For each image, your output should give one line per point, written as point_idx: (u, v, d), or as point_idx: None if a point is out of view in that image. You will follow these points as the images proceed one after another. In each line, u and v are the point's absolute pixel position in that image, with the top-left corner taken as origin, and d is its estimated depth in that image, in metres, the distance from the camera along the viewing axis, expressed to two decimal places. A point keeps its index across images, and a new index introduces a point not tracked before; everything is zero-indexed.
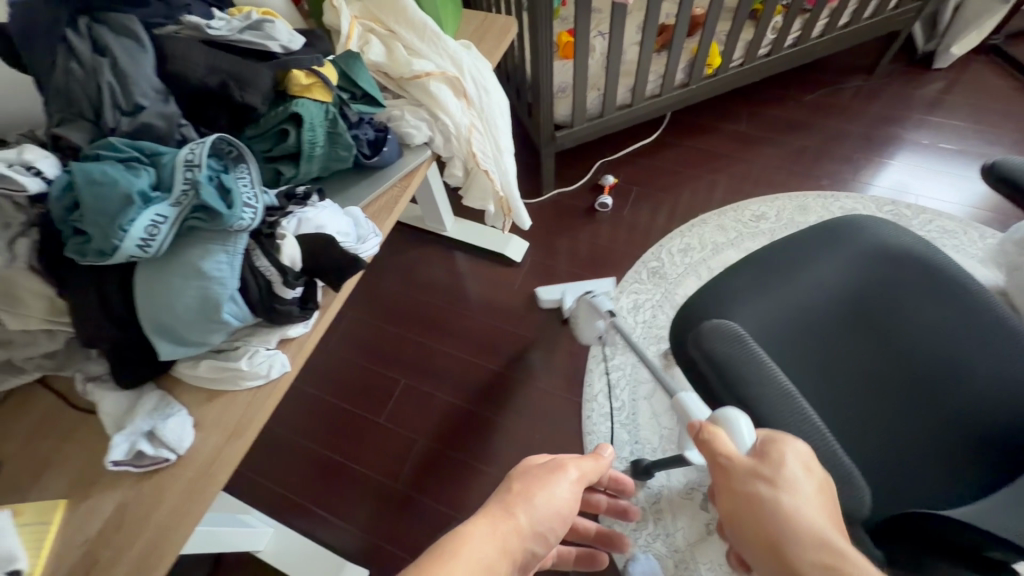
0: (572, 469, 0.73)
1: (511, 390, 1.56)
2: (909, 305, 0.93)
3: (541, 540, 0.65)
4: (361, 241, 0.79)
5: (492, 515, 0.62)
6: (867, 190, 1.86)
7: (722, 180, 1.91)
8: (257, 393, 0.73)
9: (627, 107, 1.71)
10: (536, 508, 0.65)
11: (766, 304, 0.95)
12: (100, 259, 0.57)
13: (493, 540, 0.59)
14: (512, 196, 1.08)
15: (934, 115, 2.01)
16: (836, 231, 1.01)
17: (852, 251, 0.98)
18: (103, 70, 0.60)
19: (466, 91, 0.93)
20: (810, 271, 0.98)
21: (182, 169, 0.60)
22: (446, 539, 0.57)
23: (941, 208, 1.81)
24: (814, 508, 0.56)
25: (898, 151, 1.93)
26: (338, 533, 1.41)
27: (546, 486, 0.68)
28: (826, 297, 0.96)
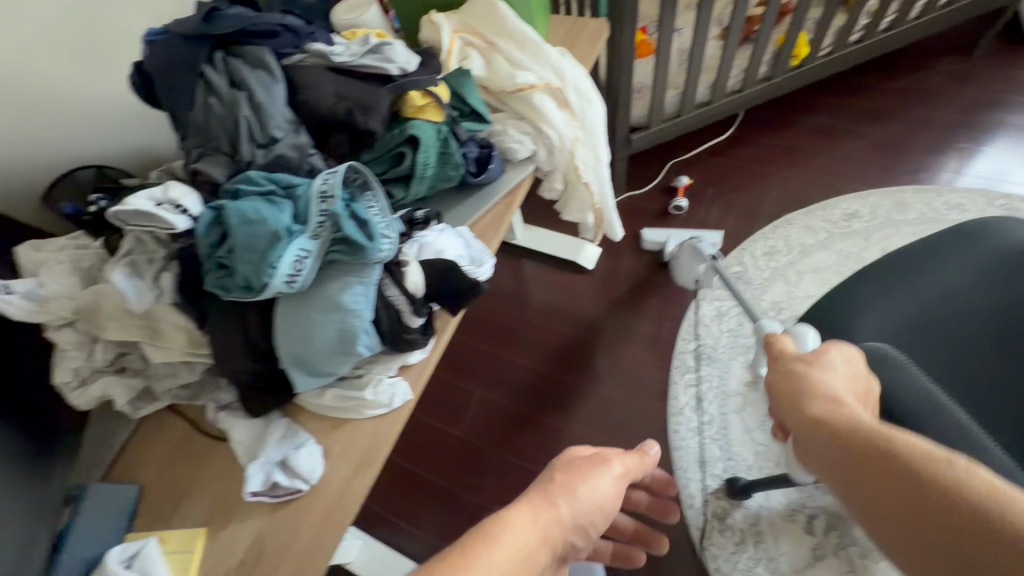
0: (615, 463, 0.67)
1: (576, 399, 1.51)
2: None
3: (582, 533, 0.59)
4: (477, 264, 0.76)
5: (533, 503, 0.57)
6: (965, 181, 1.70)
7: (806, 176, 1.79)
8: (381, 422, 0.72)
9: (706, 104, 1.64)
10: (580, 500, 0.59)
11: (906, 308, 0.85)
12: (245, 293, 0.58)
13: (535, 529, 0.54)
14: (609, 208, 1.03)
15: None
16: (974, 233, 0.90)
17: (994, 255, 0.88)
18: (241, 104, 0.61)
19: (569, 100, 0.89)
20: (950, 279, 0.88)
21: (317, 200, 0.59)
22: (487, 523, 0.52)
23: None
24: (846, 385, 0.61)
25: (1000, 138, 1.76)
26: (416, 545, 1.36)
27: (589, 479, 0.62)
28: (970, 311, 0.86)
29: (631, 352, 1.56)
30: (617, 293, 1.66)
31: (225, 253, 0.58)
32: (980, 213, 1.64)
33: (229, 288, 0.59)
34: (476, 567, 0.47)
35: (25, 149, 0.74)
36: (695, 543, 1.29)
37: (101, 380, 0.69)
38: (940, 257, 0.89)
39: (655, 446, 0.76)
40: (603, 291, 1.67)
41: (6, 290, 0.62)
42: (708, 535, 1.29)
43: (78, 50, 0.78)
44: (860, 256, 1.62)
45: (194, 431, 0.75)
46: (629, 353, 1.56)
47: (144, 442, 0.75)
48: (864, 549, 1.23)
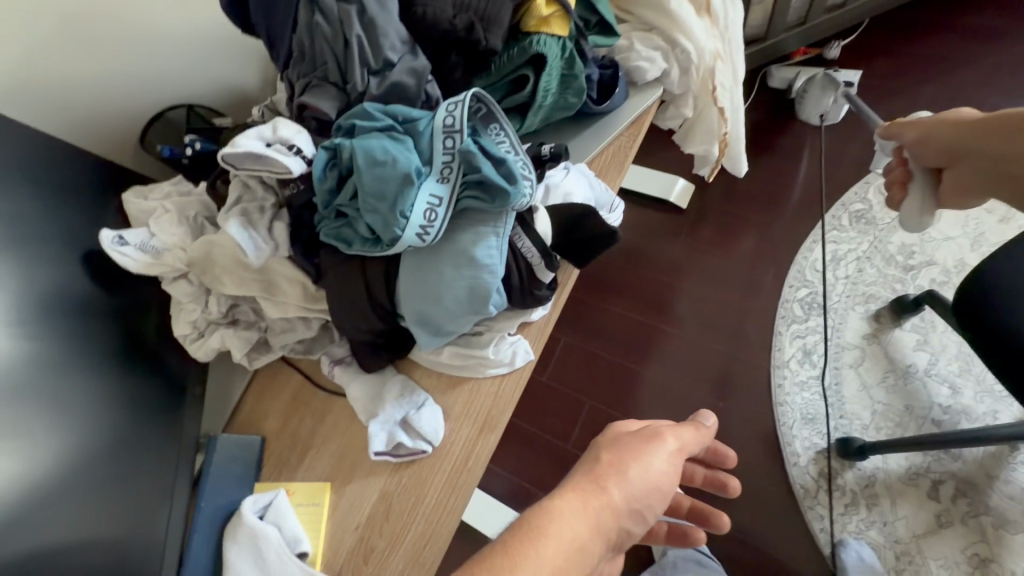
0: (670, 437, 0.54)
1: (654, 342, 1.39)
2: None
3: (638, 518, 0.49)
4: (606, 209, 0.67)
5: (577, 492, 0.46)
6: None
7: (954, 89, 1.45)
8: (502, 382, 0.67)
9: (839, 8, 1.38)
10: (633, 483, 0.48)
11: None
12: (368, 246, 0.52)
13: (585, 517, 0.44)
14: (736, 139, 0.87)
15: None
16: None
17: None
18: (352, 20, 0.52)
19: (712, 4, 0.73)
20: None
21: (442, 136, 0.50)
22: (530, 515, 0.44)
23: None
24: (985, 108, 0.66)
25: None
26: (493, 477, 1.32)
27: (641, 455, 0.50)
28: None
29: (727, 297, 1.40)
30: (701, 225, 1.49)
31: (345, 200, 0.51)
32: None
33: (349, 240, 0.53)
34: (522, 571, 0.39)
35: (119, 83, 0.69)
36: (800, 501, 1.19)
37: (218, 331, 0.66)
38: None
39: (712, 417, 0.62)
40: (697, 235, 1.48)
41: (121, 241, 0.59)
42: (814, 495, 1.20)
43: None
44: None
45: (310, 384, 0.72)
46: (729, 299, 1.40)
47: (260, 394, 0.74)
48: (998, 519, 1.12)
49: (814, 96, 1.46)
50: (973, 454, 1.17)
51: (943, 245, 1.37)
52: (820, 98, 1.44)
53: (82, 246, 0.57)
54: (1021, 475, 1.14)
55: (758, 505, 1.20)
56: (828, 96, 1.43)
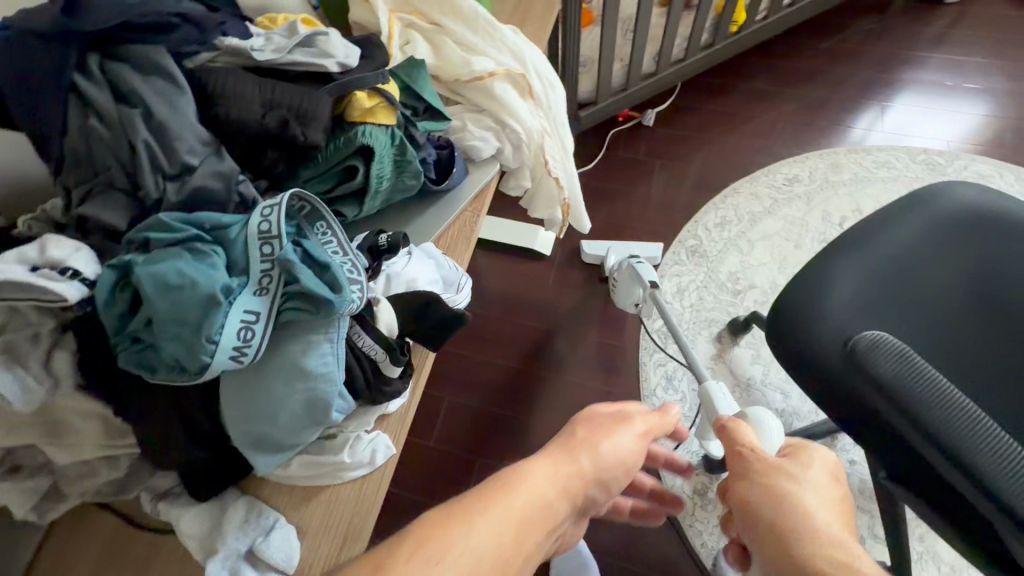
0: (638, 421, 0.63)
1: (534, 390, 1.42)
2: (940, 269, 0.85)
3: (602, 488, 0.57)
4: (454, 289, 0.67)
5: (553, 455, 0.55)
6: (867, 137, 1.70)
7: (745, 142, 1.72)
8: (363, 484, 0.62)
9: (652, 76, 1.58)
10: (603, 456, 0.56)
11: (866, 266, 0.84)
12: (177, 374, 0.45)
13: (556, 480, 0.52)
14: (576, 202, 0.94)
15: (945, 52, 1.81)
16: (926, 197, 0.89)
17: (945, 220, 0.87)
18: (137, 124, 0.47)
19: (533, 88, 0.80)
20: (888, 236, 0.86)
21: (257, 244, 0.47)
22: (507, 470, 0.51)
23: (954, 147, 1.66)
24: (819, 495, 0.56)
25: (902, 92, 1.75)
26: None
27: (610, 434, 0.59)
28: (905, 260, 0.85)
29: (596, 336, 1.49)
30: (565, 271, 1.57)
31: (141, 325, 0.45)
32: (906, 169, 1.63)
33: (154, 367, 0.46)
34: (494, 509, 0.47)
35: None
36: (681, 522, 1.27)
37: None
38: (899, 224, 0.87)
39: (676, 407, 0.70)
40: (563, 281, 1.56)
41: None
42: (691, 513, 1.28)
43: None
44: (804, 221, 1.59)
45: (130, 526, 0.60)
46: (598, 339, 1.48)
47: (65, 549, 0.60)
48: None
49: (623, 286, 1.32)
50: None
51: (760, 270, 1.54)
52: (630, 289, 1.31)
53: None
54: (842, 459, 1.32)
55: (646, 531, 1.27)
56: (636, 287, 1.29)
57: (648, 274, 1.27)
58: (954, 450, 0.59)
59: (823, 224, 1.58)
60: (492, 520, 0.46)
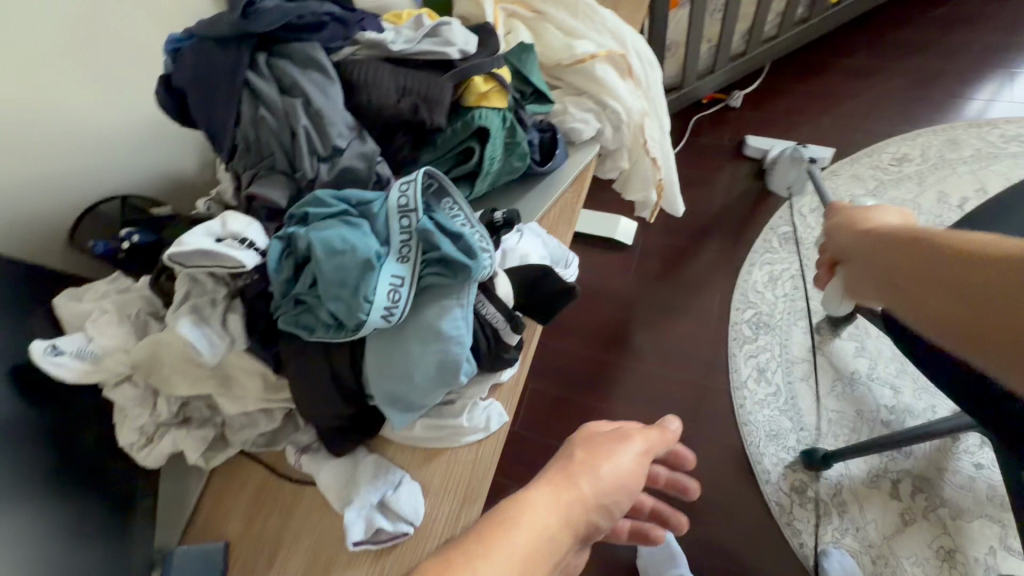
0: (637, 439, 0.57)
1: (616, 378, 1.42)
2: None
3: (606, 513, 0.52)
4: (561, 265, 0.70)
5: (553, 481, 0.49)
6: (991, 109, 1.53)
7: (844, 120, 1.61)
8: (479, 449, 0.65)
9: (741, 56, 1.53)
10: (603, 479, 0.51)
11: None
12: (331, 332, 0.51)
13: (555, 510, 0.47)
14: (671, 184, 0.93)
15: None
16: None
17: None
18: (298, 112, 0.53)
19: (633, 69, 0.80)
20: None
21: (397, 217, 0.51)
22: (505, 503, 0.46)
23: None
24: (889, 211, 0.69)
25: None
26: None
27: (611, 454, 0.54)
28: None
29: (682, 325, 1.45)
30: (648, 261, 1.55)
31: (303, 289, 0.51)
32: None
33: (311, 327, 0.52)
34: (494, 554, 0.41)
35: (50, 182, 0.65)
36: (777, 519, 1.21)
37: (168, 435, 0.61)
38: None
39: (677, 421, 0.64)
40: (644, 269, 1.54)
41: (55, 350, 0.54)
42: (788, 511, 1.21)
43: (100, 78, 0.69)
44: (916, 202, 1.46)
45: (275, 477, 0.68)
46: (683, 328, 1.45)
47: (222, 494, 0.68)
48: (956, 510, 1.15)
49: (783, 169, 1.45)
50: (922, 450, 1.21)
51: None
52: (788, 171, 1.44)
53: (11, 359, 0.53)
54: (965, 463, 1.19)
55: (739, 526, 1.22)
56: (796, 169, 1.42)
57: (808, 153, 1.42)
58: None
59: (938, 207, 1.44)
60: (493, 565, 0.41)
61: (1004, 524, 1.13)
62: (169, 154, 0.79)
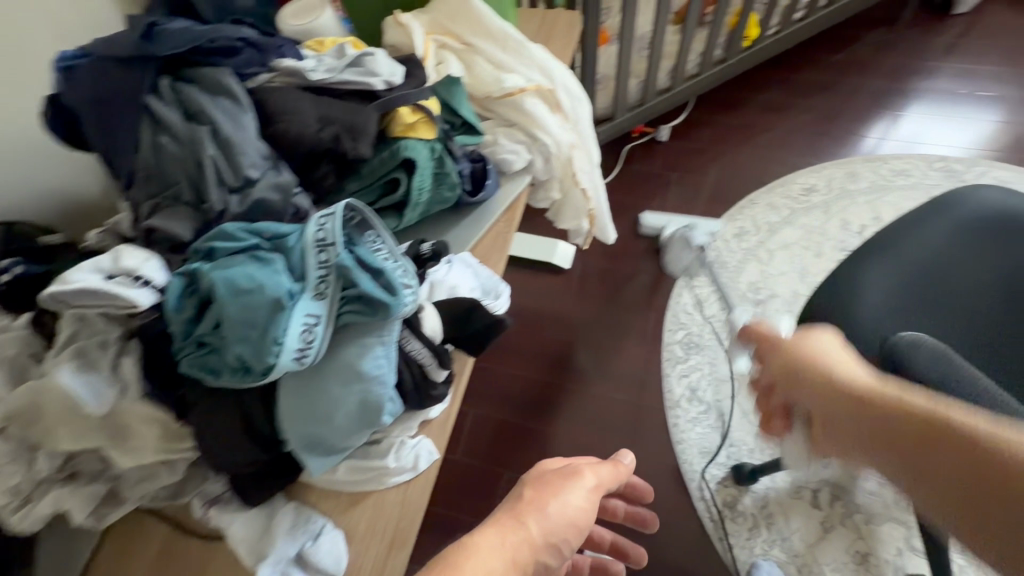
0: (588, 475, 0.57)
1: (556, 402, 1.42)
2: (966, 272, 0.85)
3: (557, 553, 0.50)
4: (492, 296, 0.69)
5: (499, 523, 0.49)
6: (881, 147, 1.71)
7: (761, 153, 1.74)
8: (408, 490, 0.62)
9: (667, 90, 1.62)
10: (550, 517, 0.50)
11: (894, 271, 0.85)
12: (238, 376, 0.47)
13: (502, 552, 0.46)
14: (601, 213, 0.96)
15: (957, 61, 1.83)
16: (952, 202, 0.90)
17: (971, 223, 0.87)
18: (205, 141, 0.50)
19: (561, 103, 0.82)
20: (915, 239, 0.87)
21: (314, 251, 0.49)
22: (448, 550, 0.45)
23: (969, 154, 1.66)
24: (843, 356, 0.62)
25: (914, 102, 1.77)
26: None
27: (561, 491, 0.53)
28: (936, 263, 0.85)
29: (618, 348, 1.49)
30: (585, 285, 1.58)
31: (206, 329, 0.47)
32: (924, 177, 1.64)
33: (216, 370, 0.48)
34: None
35: None
36: (711, 534, 1.25)
37: (51, 493, 0.54)
38: (927, 227, 0.87)
39: (629, 455, 0.66)
40: (582, 293, 1.57)
41: None
42: (721, 526, 1.26)
43: None
44: (823, 229, 1.60)
45: (180, 533, 0.61)
46: (620, 351, 1.48)
47: (117, 556, 0.61)
48: (868, 515, 1.24)
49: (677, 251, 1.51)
50: None
51: (780, 279, 1.54)
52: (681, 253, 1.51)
53: None
54: None
55: (676, 545, 1.24)
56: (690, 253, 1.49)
57: (698, 240, 1.50)
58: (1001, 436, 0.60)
59: (842, 233, 1.58)
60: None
61: (909, 525, 1.22)
62: (61, 177, 0.72)
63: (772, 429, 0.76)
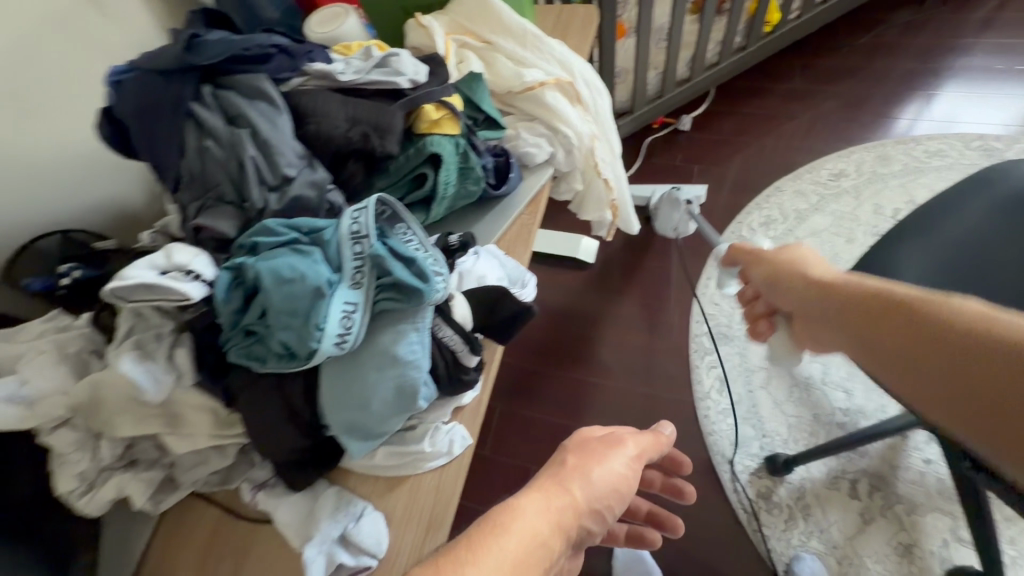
0: (629, 443, 0.58)
1: (584, 396, 1.43)
2: (1007, 250, 0.82)
3: (598, 517, 0.51)
4: (519, 285, 0.70)
5: (542, 486, 0.50)
6: (913, 128, 1.65)
7: (785, 141, 1.71)
8: (442, 474, 0.64)
9: (686, 82, 1.61)
10: (594, 483, 0.51)
11: (930, 253, 0.83)
12: (283, 362, 0.50)
13: (547, 514, 0.47)
14: (624, 202, 0.96)
15: (992, 37, 1.76)
16: (989, 179, 0.87)
17: (1012, 199, 0.84)
18: (245, 142, 0.54)
19: (581, 95, 0.83)
20: (951, 219, 0.84)
21: (349, 243, 0.52)
22: (495, 511, 0.46)
23: (1009, 131, 1.59)
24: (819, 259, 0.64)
25: (947, 82, 1.71)
26: None
27: (603, 458, 0.54)
28: (976, 242, 0.83)
29: (644, 341, 1.48)
30: (609, 279, 1.59)
31: (253, 319, 0.50)
32: (961, 157, 1.58)
33: (263, 357, 0.51)
34: (484, 559, 0.42)
35: None
36: (746, 526, 1.23)
37: (113, 479, 0.58)
38: (962, 207, 0.85)
39: (670, 426, 0.65)
40: (607, 287, 1.57)
41: None
42: (756, 518, 1.24)
43: (40, 112, 0.67)
44: (854, 215, 1.55)
45: (230, 517, 0.65)
46: (648, 345, 1.47)
47: (173, 539, 0.65)
48: (910, 506, 1.20)
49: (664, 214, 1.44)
50: (876, 450, 1.26)
51: None
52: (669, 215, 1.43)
53: None
54: (916, 459, 1.24)
55: (709, 538, 1.23)
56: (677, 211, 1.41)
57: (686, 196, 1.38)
58: None
59: (874, 218, 1.54)
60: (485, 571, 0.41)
61: (955, 515, 1.17)
62: (112, 187, 0.77)
63: (758, 334, 0.74)
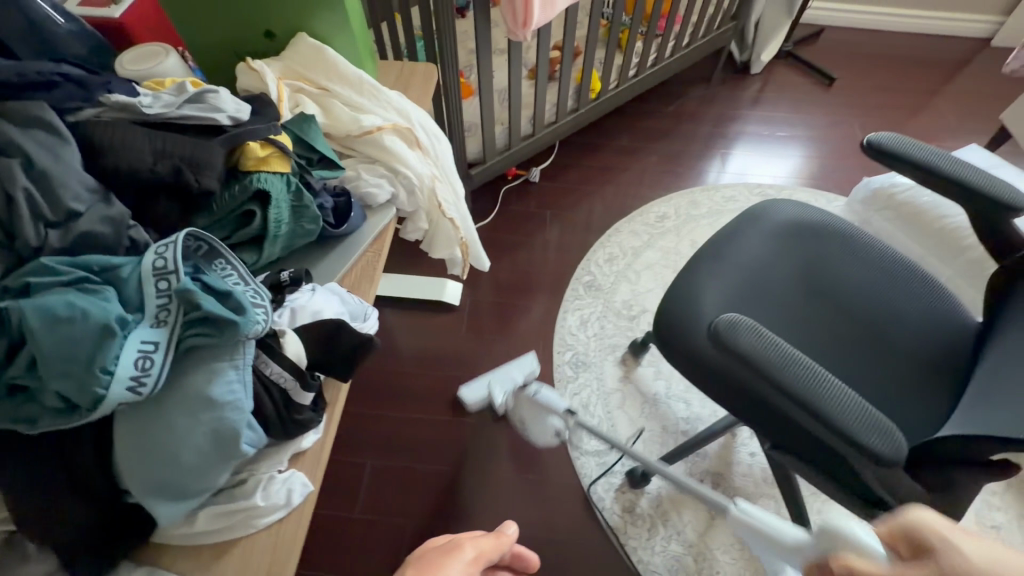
0: (467, 547, 0.60)
1: (456, 438, 1.42)
2: (776, 269, 1.03)
3: None
4: (360, 319, 0.69)
5: None
6: (714, 179, 2.02)
7: (619, 189, 1.97)
8: (279, 530, 0.58)
9: (531, 136, 1.78)
10: None
11: (722, 273, 1.01)
12: (63, 417, 0.44)
13: None
14: (472, 239, 1.01)
15: (760, 110, 2.24)
16: (758, 214, 1.09)
17: (776, 229, 1.06)
18: (16, 174, 0.48)
19: (419, 140, 0.87)
20: (735, 246, 1.04)
21: (152, 279, 0.48)
22: None
23: (777, 182, 2.02)
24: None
25: (733, 144, 2.13)
26: None
27: (439, 567, 0.56)
28: (755, 263, 1.03)
29: None
30: (475, 319, 1.63)
31: (20, 371, 0.43)
32: (747, 202, 1.95)
33: (32, 417, 0.44)
34: None
35: None
36: (613, 541, 1.30)
37: None
38: (743, 236, 1.06)
39: (514, 526, 0.68)
40: (473, 328, 1.61)
41: None
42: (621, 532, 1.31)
43: None
44: (678, 249, 1.82)
45: None
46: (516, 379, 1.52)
47: None
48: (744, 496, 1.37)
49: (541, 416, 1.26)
50: (713, 450, 1.43)
51: (648, 296, 1.71)
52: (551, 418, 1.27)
53: None
54: (744, 453, 1.43)
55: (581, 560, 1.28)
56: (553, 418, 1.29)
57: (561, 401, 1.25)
58: (826, 415, 0.70)
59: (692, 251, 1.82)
60: None
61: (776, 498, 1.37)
62: None
63: None
